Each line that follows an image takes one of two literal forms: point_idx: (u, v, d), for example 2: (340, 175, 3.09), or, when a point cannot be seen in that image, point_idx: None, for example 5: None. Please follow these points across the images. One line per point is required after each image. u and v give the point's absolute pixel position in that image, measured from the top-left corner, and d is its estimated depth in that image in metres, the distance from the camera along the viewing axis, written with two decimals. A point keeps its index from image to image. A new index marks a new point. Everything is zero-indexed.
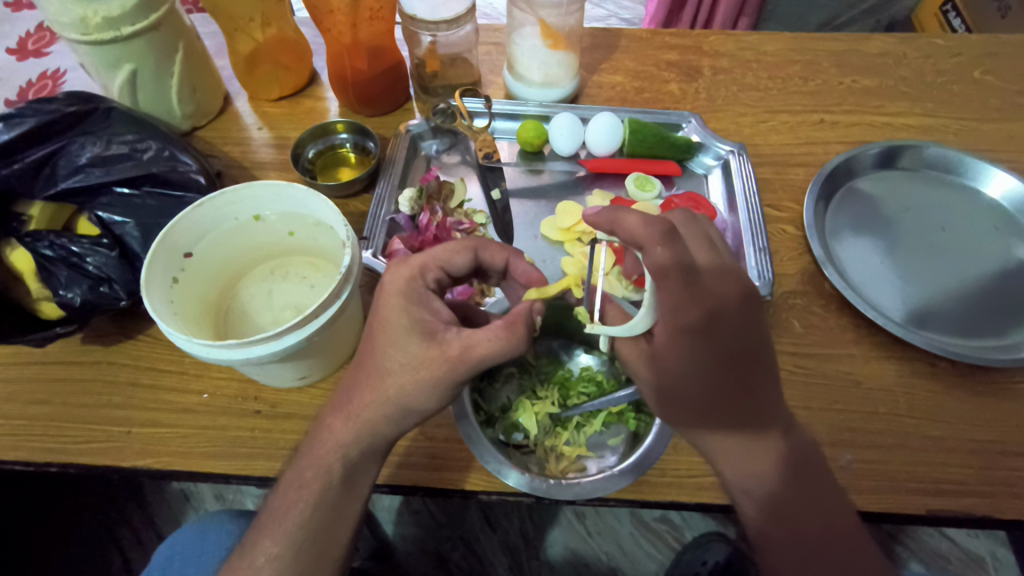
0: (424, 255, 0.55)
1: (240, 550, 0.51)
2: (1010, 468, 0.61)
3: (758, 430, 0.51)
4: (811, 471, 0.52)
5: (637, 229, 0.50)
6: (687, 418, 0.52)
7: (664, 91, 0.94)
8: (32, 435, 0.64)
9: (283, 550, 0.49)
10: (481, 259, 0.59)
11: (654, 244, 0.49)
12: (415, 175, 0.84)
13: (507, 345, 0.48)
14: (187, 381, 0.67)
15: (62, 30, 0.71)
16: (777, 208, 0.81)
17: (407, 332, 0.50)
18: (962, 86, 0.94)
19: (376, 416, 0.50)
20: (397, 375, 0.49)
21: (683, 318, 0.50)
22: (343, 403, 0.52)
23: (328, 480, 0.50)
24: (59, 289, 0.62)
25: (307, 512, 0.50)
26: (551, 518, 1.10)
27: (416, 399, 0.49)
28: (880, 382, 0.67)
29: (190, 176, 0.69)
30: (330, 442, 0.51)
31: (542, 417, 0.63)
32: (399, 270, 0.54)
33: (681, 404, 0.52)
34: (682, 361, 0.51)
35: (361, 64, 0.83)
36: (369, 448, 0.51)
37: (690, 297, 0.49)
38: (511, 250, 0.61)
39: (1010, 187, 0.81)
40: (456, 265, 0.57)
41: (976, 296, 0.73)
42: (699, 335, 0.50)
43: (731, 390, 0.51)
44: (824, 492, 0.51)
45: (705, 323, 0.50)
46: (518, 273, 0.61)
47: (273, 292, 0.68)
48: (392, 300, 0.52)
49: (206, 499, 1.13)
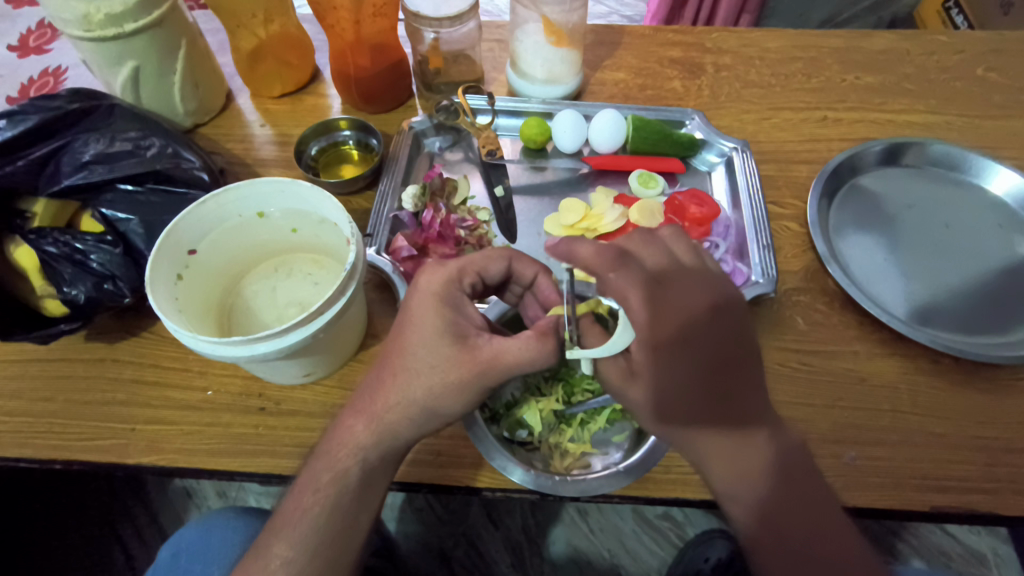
0: (462, 259, 0.56)
1: (253, 552, 0.51)
2: (1013, 465, 0.61)
3: (739, 438, 0.50)
4: (798, 472, 0.51)
5: (592, 257, 0.51)
6: (676, 429, 0.51)
7: (667, 88, 0.93)
8: (37, 431, 0.64)
9: (297, 555, 0.49)
10: (514, 269, 0.60)
11: (608, 275, 0.50)
12: (418, 173, 0.84)
13: (537, 356, 0.49)
14: (190, 378, 0.67)
15: (65, 26, 0.71)
16: (780, 205, 0.81)
17: (439, 333, 0.50)
18: (966, 82, 0.94)
19: (398, 418, 0.50)
20: (423, 377, 0.49)
21: (656, 337, 0.49)
22: (363, 404, 0.51)
23: (345, 482, 0.50)
24: (64, 286, 0.62)
25: (323, 515, 0.50)
26: (553, 515, 1.10)
27: (444, 404, 0.49)
28: (884, 379, 0.67)
29: (194, 173, 0.69)
30: (350, 444, 0.51)
31: (547, 414, 0.63)
32: (437, 272, 0.54)
33: (673, 416, 0.50)
34: (661, 376, 0.50)
35: (363, 60, 0.83)
36: (388, 451, 0.51)
37: (655, 309, 0.49)
38: (546, 267, 0.62)
39: (1013, 184, 0.81)
40: (491, 272, 0.58)
41: (978, 293, 0.73)
42: (679, 351, 0.49)
43: (719, 397, 0.50)
44: (811, 495, 0.51)
45: (681, 336, 0.49)
46: (541, 291, 0.61)
47: (277, 288, 0.68)
48: (426, 302, 0.52)
49: (209, 497, 1.14)
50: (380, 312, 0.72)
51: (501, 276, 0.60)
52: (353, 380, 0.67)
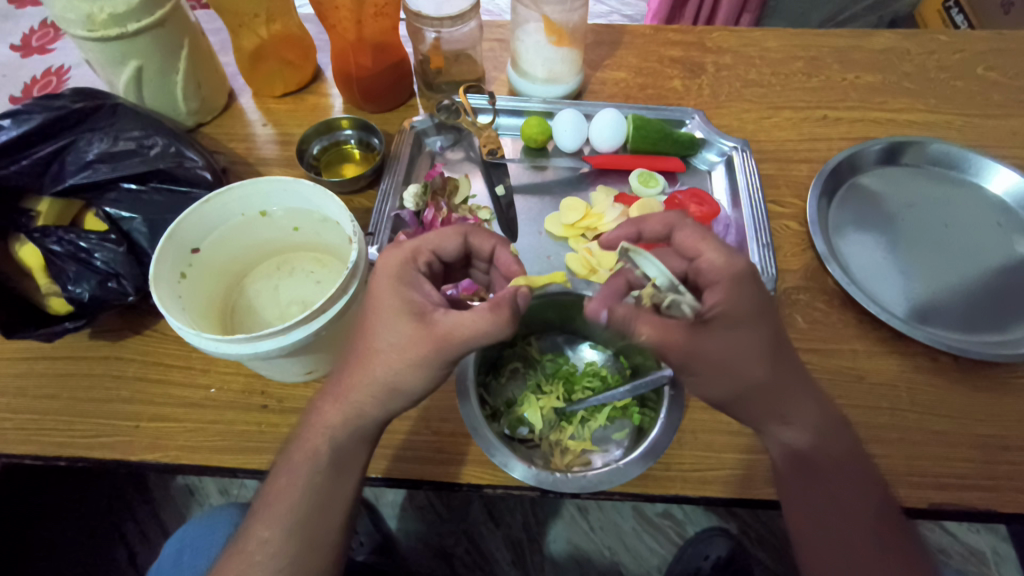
0: (417, 240, 0.57)
1: (235, 539, 0.52)
2: (1011, 462, 0.62)
3: (786, 411, 0.53)
4: (838, 437, 0.54)
5: (659, 221, 0.59)
6: (743, 376, 0.52)
7: (667, 87, 0.94)
8: (41, 429, 0.64)
9: (273, 534, 0.50)
10: (471, 245, 0.60)
11: (685, 224, 0.57)
12: (419, 171, 0.85)
13: (492, 326, 0.48)
14: (193, 376, 0.68)
15: (68, 26, 0.72)
16: (780, 204, 0.81)
17: (397, 312, 0.50)
18: (966, 82, 0.94)
19: (363, 397, 0.51)
20: (384, 354, 0.50)
21: (728, 279, 0.52)
22: (333, 387, 0.53)
23: (317, 462, 0.51)
24: (69, 284, 0.62)
25: (298, 495, 0.51)
26: (553, 512, 1.10)
27: (405, 380, 0.50)
28: (882, 377, 0.67)
29: (196, 172, 0.69)
30: (319, 425, 0.52)
31: (547, 412, 0.64)
32: (394, 252, 0.54)
33: (744, 366, 0.51)
34: (739, 331, 0.51)
35: (366, 60, 0.83)
36: (357, 430, 0.51)
37: (735, 263, 0.53)
38: (501, 239, 0.60)
39: (1012, 183, 0.81)
40: (445, 249, 0.58)
41: (977, 291, 0.73)
42: (752, 289, 0.52)
43: (781, 361, 0.53)
44: (854, 473, 0.53)
45: (763, 299, 0.52)
46: (500, 264, 0.60)
47: (279, 287, 0.69)
48: (385, 282, 0.52)
49: (211, 494, 1.14)
50: None
51: (459, 251, 0.60)
52: None
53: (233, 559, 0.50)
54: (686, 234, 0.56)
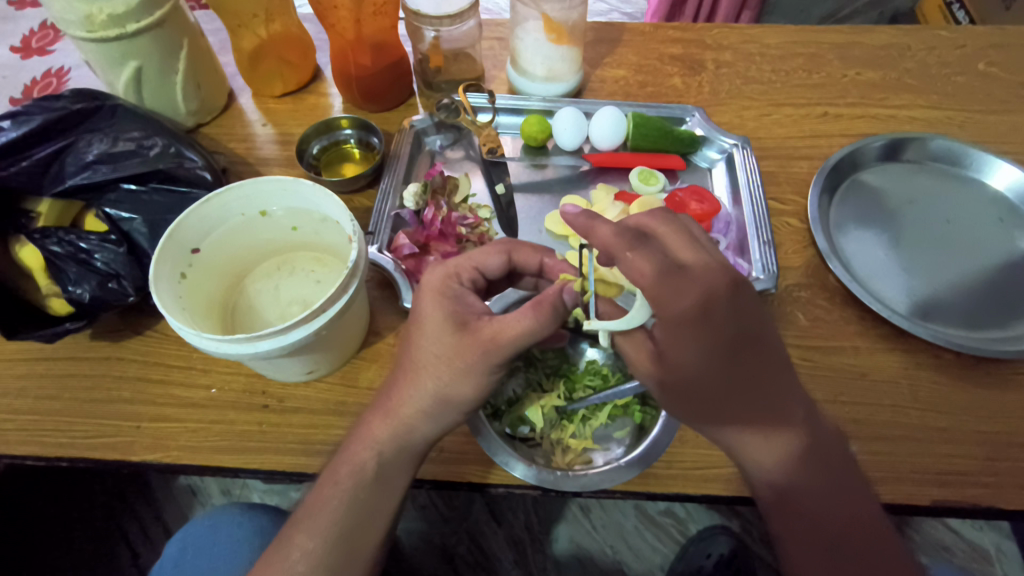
0: (462, 258, 0.58)
1: (271, 553, 0.51)
2: (1015, 459, 0.61)
3: (769, 437, 0.50)
4: (829, 465, 0.51)
5: (609, 238, 0.50)
6: (708, 411, 0.51)
7: (667, 84, 0.93)
8: (42, 430, 0.64)
9: (317, 545, 0.50)
10: (516, 261, 0.61)
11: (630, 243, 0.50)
12: (419, 171, 0.85)
13: (539, 326, 0.49)
14: (194, 377, 0.68)
15: (68, 28, 0.72)
16: (781, 201, 0.81)
17: (441, 324, 0.51)
18: (967, 77, 0.94)
19: (414, 412, 0.51)
20: (430, 367, 0.50)
21: (673, 313, 0.49)
22: (382, 403, 0.53)
23: (362, 476, 0.51)
24: (69, 285, 0.63)
25: (341, 509, 0.51)
26: (556, 511, 1.10)
27: (456, 391, 0.50)
28: (884, 374, 0.67)
29: (196, 172, 0.69)
30: (368, 439, 0.52)
31: (548, 410, 0.63)
32: (436, 270, 0.56)
33: (696, 394, 0.50)
34: (697, 366, 0.49)
35: (364, 59, 0.83)
36: (407, 446, 0.52)
37: (685, 290, 0.49)
38: (545, 251, 0.62)
39: (1013, 178, 0.81)
40: (489, 267, 0.59)
41: (979, 288, 0.73)
42: (702, 323, 0.49)
43: (758, 393, 0.50)
44: (846, 497, 0.51)
45: (731, 324, 0.49)
46: (551, 271, 0.62)
47: (279, 288, 0.69)
48: (427, 298, 0.54)
49: (213, 494, 1.14)
50: (382, 310, 0.72)
51: (504, 269, 0.61)
52: (354, 377, 0.68)
53: (271, 568, 0.49)
54: (629, 258, 0.49)
